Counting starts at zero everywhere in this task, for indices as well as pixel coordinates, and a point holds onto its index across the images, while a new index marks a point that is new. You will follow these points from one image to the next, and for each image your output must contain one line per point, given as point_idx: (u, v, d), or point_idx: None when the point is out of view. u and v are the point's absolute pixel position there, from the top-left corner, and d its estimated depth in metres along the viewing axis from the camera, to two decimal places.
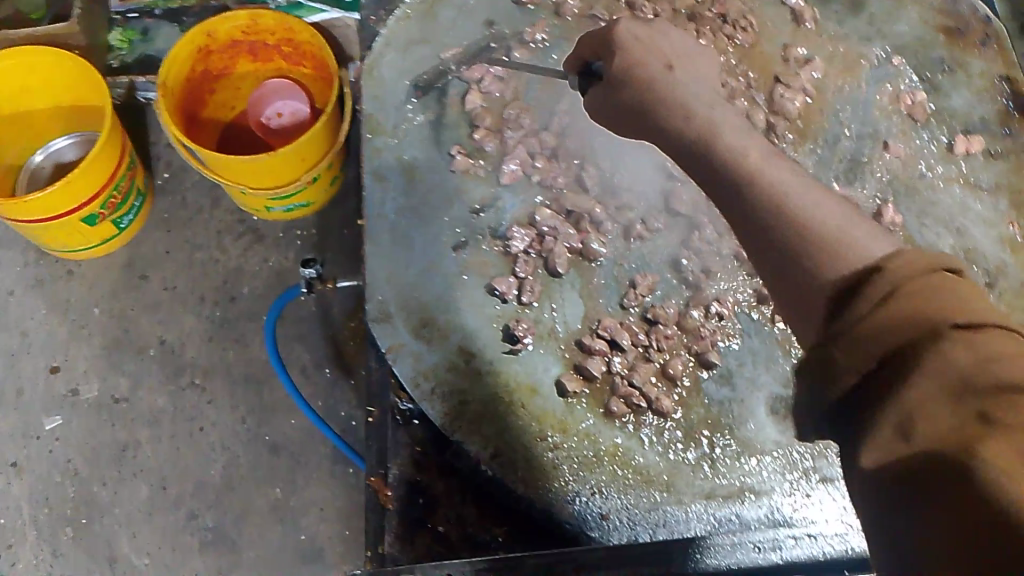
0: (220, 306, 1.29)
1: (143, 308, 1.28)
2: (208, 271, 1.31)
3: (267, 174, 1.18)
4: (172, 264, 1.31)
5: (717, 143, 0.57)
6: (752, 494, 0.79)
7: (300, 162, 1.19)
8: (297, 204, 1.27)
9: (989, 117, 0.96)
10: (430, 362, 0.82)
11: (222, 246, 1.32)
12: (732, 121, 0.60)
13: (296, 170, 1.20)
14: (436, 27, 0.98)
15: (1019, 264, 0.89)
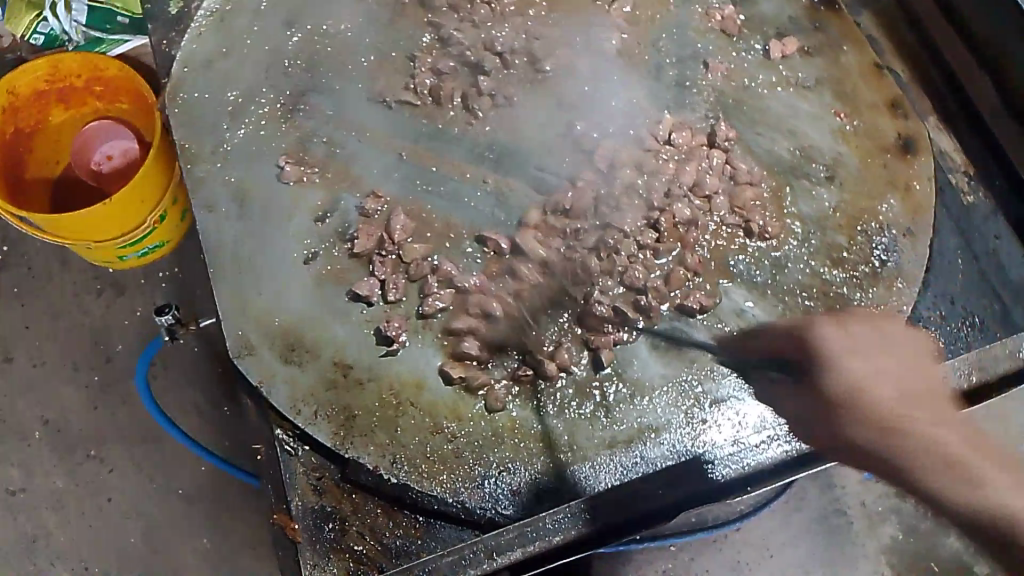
0: (96, 369, 1.21)
1: (16, 392, 1.20)
2: (73, 335, 1.23)
3: (109, 225, 1.10)
4: (33, 339, 1.23)
5: (869, 393, 0.58)
6: (651, 433, 0.80)
7: (140, 204, 1.12)
8: (150, 247, 1.20)
9: (797, 16, 0.99)
10: (307, 383, 0.79)
11: (82, 307, 1.24)
12: (871, 349, 0.59)
13: (142, 210, 1.13)
14: (237, 37, 0.93)
15: (852, 150, 0.92)
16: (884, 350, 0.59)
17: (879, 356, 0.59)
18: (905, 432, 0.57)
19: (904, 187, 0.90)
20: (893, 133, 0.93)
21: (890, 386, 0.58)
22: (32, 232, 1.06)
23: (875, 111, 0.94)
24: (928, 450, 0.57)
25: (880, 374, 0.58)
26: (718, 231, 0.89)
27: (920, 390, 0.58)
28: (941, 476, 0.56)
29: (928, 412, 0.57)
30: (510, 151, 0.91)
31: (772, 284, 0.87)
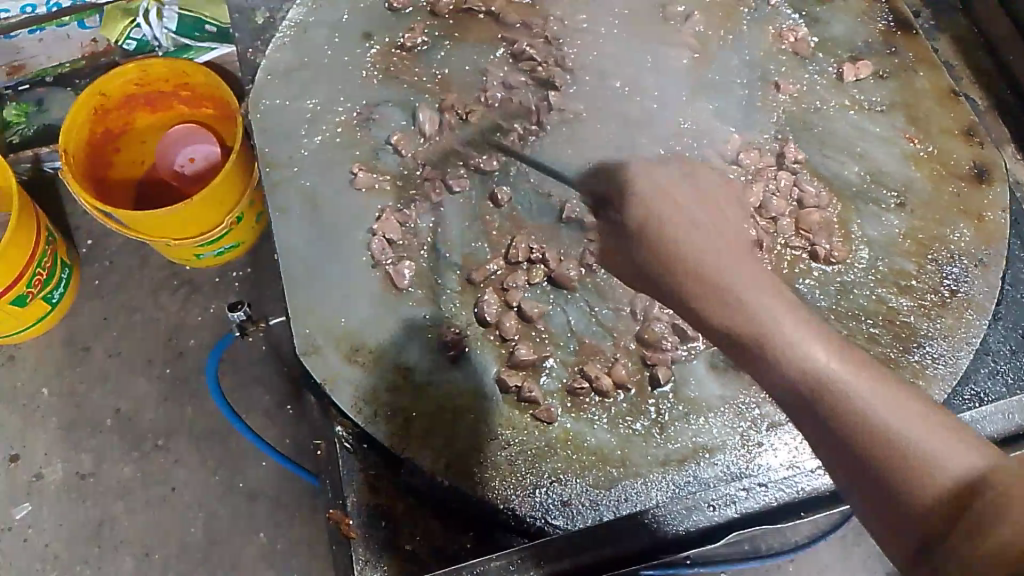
0: (169, 363, 1.27)
1: (93, 381, 1.26)
2: (151, 330, 1.29)
3: (189, 223, 1.16)
4: (113, 332, 1.28)
5: (694, 259, 0.62)
6: (706, 452, 0.80)
7: (219, 205, 1.17)
8: (226, 246, 1.26)
9: (871, 40, 0.98)
10: (368, 385, 0.81)
11: (160, 304, 1.30)
12: (708, 231, 0.64)
13: (219, 212, 1.18)
14: (317, 51, 0.98)
15: (924, 176, 0.90)
16: (711, 214, 0.66)
17: (706, 229, 0.64)
18: (782, 351, 0.58)
19: (977, 215, 0.88)
20: (967, 160, 0.91)
21: (743, 275, 0.61)
22: (117, 229, 1.12)
23: (949, 136, 0.92)
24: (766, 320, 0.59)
25: (732, 259, 0.62)
26: (783, 253, 0.87)
27: (715, 239, 0.63)
28: (803, 362, 0.57)
29: (798, 327, 0.58)
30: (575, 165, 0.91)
31: (835, 308, 0.85)
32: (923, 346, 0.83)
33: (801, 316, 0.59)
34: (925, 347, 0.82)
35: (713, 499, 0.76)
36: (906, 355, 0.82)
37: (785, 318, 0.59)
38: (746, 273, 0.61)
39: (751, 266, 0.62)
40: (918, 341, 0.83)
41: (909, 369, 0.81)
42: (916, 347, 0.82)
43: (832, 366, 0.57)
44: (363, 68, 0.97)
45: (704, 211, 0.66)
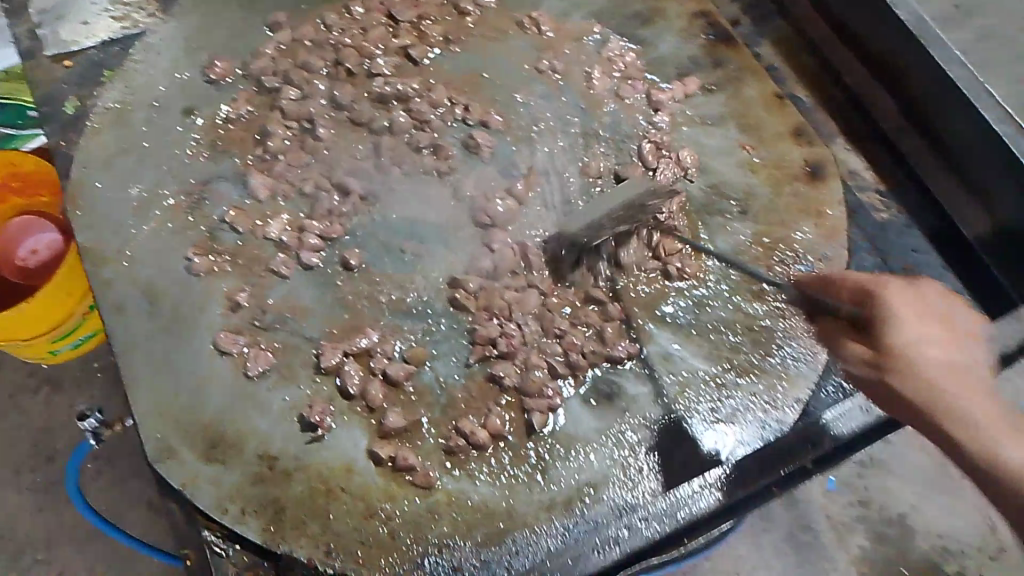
0: (38, 469, 1.27)
1: None
2: (15, 436, 1.29)
3: (42, 320, 1.15)
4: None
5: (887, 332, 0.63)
6: (590, 488, 0.78)
7: (70, 297, 1.17)
8: (84, 336, 1.26)
9: (697, 55, 1.01)
10: (232, 481, 0.77)
11: (20, 408, 1.30)
12: (922, 327, 0.62)
13: (68, 303, 1.17)
14: (135, 133, 0.92)
15: (763, 181, 0.93)
16: (923, 314, 0.63)
17: (919, 307, 0.63)
18: (908, 357, 0.62)
19: (817, 212, 0.91)
20: (800, 159, 0.94)
21: (918, 327, 0.62)
22: None
23: (780, 140, 0.96)
24: (935, 380, 0.61)
25: (919, 332, 0.62)
26: (635, 272, 0.88)
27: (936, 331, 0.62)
28: (964, 419, 0.60)
29: (977, 400, 0.61)
30: (418, 218, 0.90)
31: (696, 323, 0.86)
32: (784, 349, 0.85)
33: (948, 351, 0.62)
34: (785, 349, 0.85)
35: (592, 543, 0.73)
36: (767, 359, 0.84)
37: (924, 349, 0.62)
38: (940, 356, 0.61)
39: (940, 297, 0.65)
40: (777, 345, 0.85)
41: (772, 372, 0.83)
42: (777, 350, 0.84)
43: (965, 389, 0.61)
44: (187, 146, 0.92)
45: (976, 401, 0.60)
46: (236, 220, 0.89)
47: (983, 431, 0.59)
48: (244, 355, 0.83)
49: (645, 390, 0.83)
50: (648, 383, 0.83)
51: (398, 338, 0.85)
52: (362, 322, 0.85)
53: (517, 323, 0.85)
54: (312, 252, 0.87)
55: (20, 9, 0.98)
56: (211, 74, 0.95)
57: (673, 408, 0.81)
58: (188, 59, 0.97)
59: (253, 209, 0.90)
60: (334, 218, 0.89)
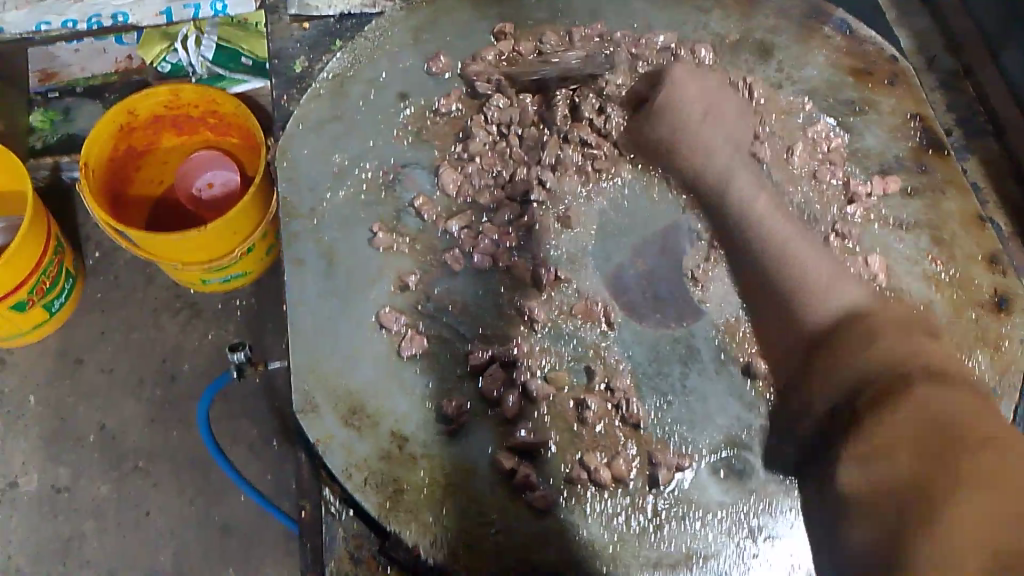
0: (160, 386, 1.30)
1: (81, 394, 1.29)
2: (147, 350, 1.33)
3: (202, 250, 1.19)
4: (107, 349, 1.32)
5: (788, 242, 0.75)
6: (699, 558, 0.77)
7: (233, 235, 1.20)
8: (233, 274, 1.29)
9: (902, 156, 0.98)
10: (363, 451, 0.79)
11: (159, 326, 1.34)
12: (820, 261, 0.74)
13: (230, 242, 1.21)
14: (351, 105, 0.97)
15: (945, 301, 0.90)
16: (837, 272, 0.73)
17: (803, 254, 0.75)
18: (828, 329, 0.70)
19: (994, 345, 0.87)
20: (988, 288, 0.90)
21: (811, 257, 0.75)
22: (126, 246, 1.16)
23: (971, 263, 0.92)
24: (820, 329, 0.71)
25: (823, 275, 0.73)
26: None
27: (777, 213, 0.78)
28: (859, 370, 0.63)
29: (818, 261, 0.74)
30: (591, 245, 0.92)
31: None
32: None
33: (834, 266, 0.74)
34: None
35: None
36: None
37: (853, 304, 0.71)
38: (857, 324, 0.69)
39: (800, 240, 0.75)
40: None
41: None
42: None
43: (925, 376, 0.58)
44: (395, 128, 0.96)
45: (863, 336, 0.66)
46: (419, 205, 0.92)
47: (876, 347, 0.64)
48: (400, 335, 0.86)
49: (777, 479, 0.81)
50: (781, 472, 0.81)
51: (547, 359, 0.86)
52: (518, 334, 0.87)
53: (669, 375, 0.85)
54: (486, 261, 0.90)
55: None
56: (432, 67, 1.00)
57: (802, 503, 0.80)
58: (412, 47, 1.01)
59: (444, 203, 0.94)
60: (514, 233, 0.92)
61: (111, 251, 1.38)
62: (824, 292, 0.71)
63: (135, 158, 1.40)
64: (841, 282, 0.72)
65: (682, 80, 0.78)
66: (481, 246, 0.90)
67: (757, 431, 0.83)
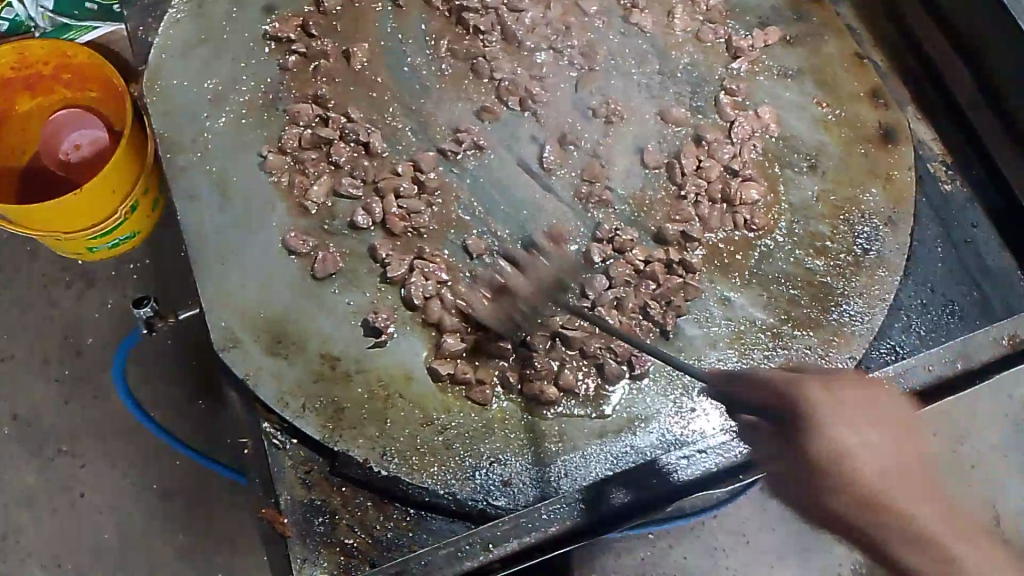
0: (67, 362, 1.24)
1: None
2: (45, 328, 1.26)
3: (79, 217, 1.12)
4: (3, 335, 1.25)
5: (853, 461, 0.57)
6: (641, 422, 0.80)
7: (110, 197, 1.13)
8: (121, 237, 1.21)
9: (780, 7, 0.99)
10: (295, 376, 0.78)
11: (53, 303, 1.27)
12: (855, 419, 0.58)
13: (110, 202, 1.13)
14: (215, 26, 0.91)
15: (835, 141, 0.93)
16: (875, 420, 0.58)
17: (839, 403, 0.58)
18: (883, 518, 0.58)
19: (885, 176, 0.91)
20: (875, 122, 0.94)
21: (861, 436, 0.58)
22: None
23: (856, 101, 0.95)
24: (902, 502, 0.58)
25: (854, 431, 0.58)
26: (709, 223, 0.89)
27: (884, 446, 0.58)
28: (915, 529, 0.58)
29: (890, 455, 0.58)
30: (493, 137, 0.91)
31: (757, 272, 0.87)
32: (842, 305, 0.85)
33: (863, 444, 0.58)
34: (844, 306, 0.85)
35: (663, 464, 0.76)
36: (826, 315, 0.85)
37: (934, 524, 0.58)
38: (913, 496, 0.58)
39: (878, 411, 0.59)
40: (836, 302, 0.85)
41: (829, 328, 0.84)
42: (835, 306, 0.85)
43: (954, 518, 0.59)
44: (266, 45, 0.92)
45: (869, 425, 0.58)
46: (309, 121, 0.89)
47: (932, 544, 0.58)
48: (312, 256, 0.83)
49: (701, 334, 0.84)
50: (705, 328, 0.84)
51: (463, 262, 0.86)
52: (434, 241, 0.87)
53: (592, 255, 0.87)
54: (381, 201, 0.87)
55: None
56: None
57: (729, 353, 0.83)
58: None
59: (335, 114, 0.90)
60: (410, 146, 0.90)
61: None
62: (904, 493, 0.58)
63: None
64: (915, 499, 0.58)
65: (842, 444, 0.57)
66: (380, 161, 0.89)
67: (680, 291, 0.85)
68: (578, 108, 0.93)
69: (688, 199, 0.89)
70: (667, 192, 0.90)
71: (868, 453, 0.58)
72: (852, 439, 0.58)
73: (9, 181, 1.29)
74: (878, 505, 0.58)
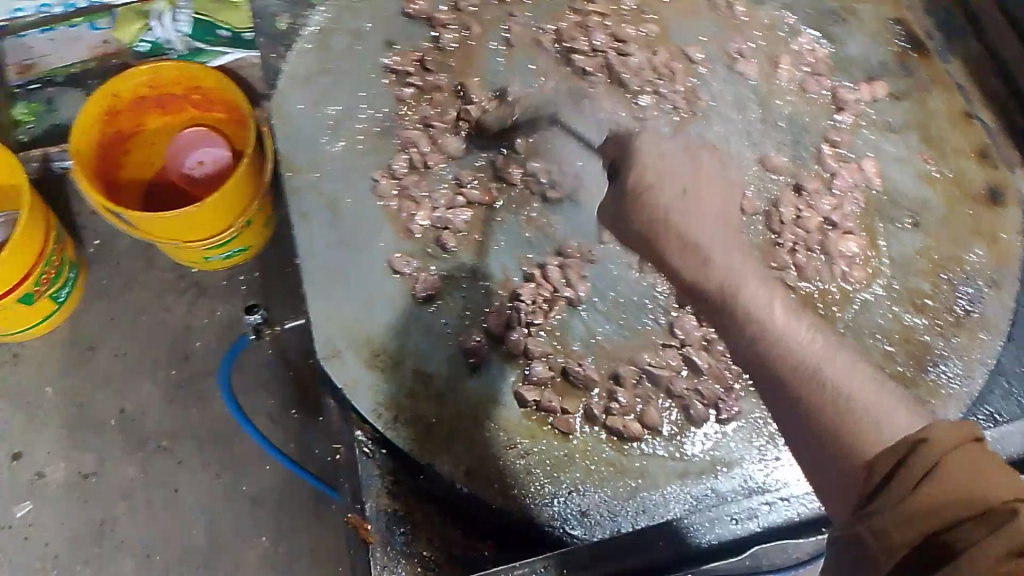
0: (174, 365, 1.31)
1: (96, 382, 1.29)
2: (156, 331, 1.32)
3: (200, 228, 1.20)
4: (117, 335, 1.32)
5: (702, 264, 0.76)
6: (724, 466, 0.81)
7: (227, 213, 1.20)
8: (234, 250, 1.29)
9: (886, 60, 1.00)
10: (389, 391, 0.82)
11: (166, 307, 1.34)
12: (683, 192, 0.79)
13: (226, 217, 1.21)
14: (338, 58, 0.98)
15: (939, 197, 0.92)
16: (696, 184, 0.80)
17: (689, 183, 0.79)
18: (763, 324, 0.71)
19: (991, 236, 0.90)
20: (982, 181, 0.93)
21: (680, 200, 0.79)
22: (128, 229, 1.16)
23: (962, 157, 0.94)
24: (742, 294, 0.74)
25: (665, 179, 0.80)
26: (806, 275, 0.88)
27: (717, 239, 0.76)
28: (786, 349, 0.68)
29: (729, 268, 0.75)
30: (595, 171, 0.94)
31: (853, 324, 0.86)
32: (938, 365, 0.84)
33: (779, 307, 0.74)
34: (940, 366, 0.84)
35: (735, 513, 0.76)
36: (922, 373, 0.83)
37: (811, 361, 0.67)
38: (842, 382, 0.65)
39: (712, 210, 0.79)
40: (933, 361, 0.84)
41: (925, 387, 0.83)
42: (931, 365, 0.84)
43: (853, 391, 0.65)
44: (385, 77, 0.98)
45: (705, 225, 0.78)
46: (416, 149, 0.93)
47: (870, 408, 0.63)
48: (413, 278, 0.87)
49: None
50: None
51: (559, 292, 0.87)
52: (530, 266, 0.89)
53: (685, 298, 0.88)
54: (485, 228, 0.91)
55: None
56: (411, 11, 1.01)
57: None
58: None
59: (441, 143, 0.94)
60: (514, 177, 0.93)
61: (112, 237, 1.37)
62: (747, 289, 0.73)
63: (123, 143, 1.40)
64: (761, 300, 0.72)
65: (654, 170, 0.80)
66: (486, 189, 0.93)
67: None
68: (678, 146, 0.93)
69: (784, 246, 0.89)
70: (764, 237, 0.90)
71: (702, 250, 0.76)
72: (667, 205, 0.79)
73: (137, 193, 1.41)
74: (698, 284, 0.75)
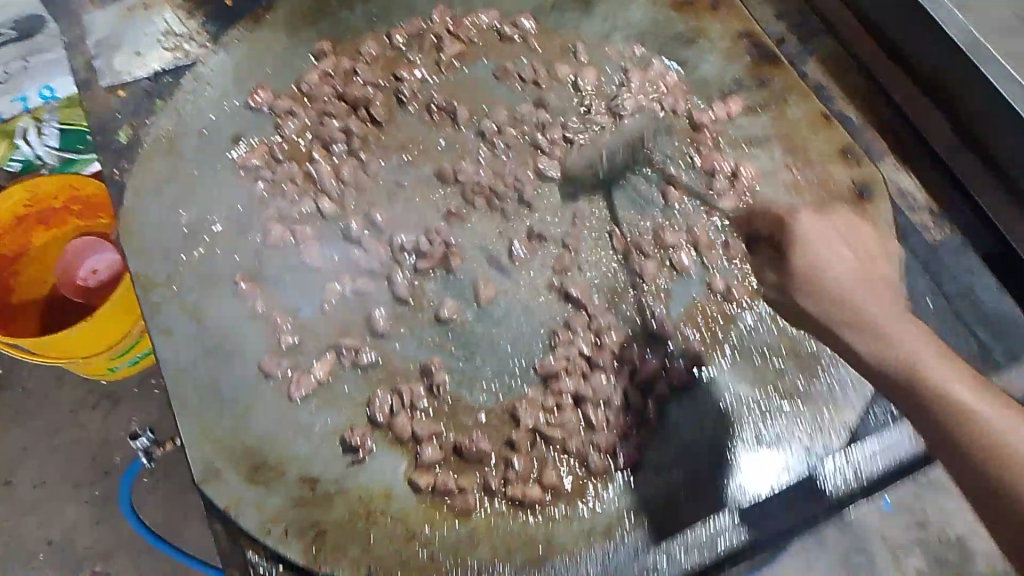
0: (95, 485, 1.28)
1: (17, 513, 1.25)
2: (72, 454, 1.30)
3: (98, 341, 1.15)
4: (36, 461, 1.29)
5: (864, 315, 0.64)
6: (629, 517, 0.76)
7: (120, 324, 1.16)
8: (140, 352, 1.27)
9: (741, 76, 0.99)
10: (274, 503, 0.76)
11: (79, 425, 1.31)
12: (882, 298, 0.65)
13: (121, 325, 1.16)
14: (181, 160, 0.92)
15: (810, 203, 0.91)
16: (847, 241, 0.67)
17: (877, 293, 0.65)
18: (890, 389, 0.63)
19: None
20: (849, 180, 0.90)
21: (844, 274, 0.65)
22: (26, 355, 1.09)
23: (829, 160, 0.92)
24: (889, 333, 0.63)
25: (835, 267, 0.65)
26: (691, 302, 0.88)
27: (892, 311, 0.64)
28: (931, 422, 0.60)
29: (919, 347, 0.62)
30: (472, 232, 0.92)
31: (739, 348, 0.86)
32: (828, 374, 0.82)
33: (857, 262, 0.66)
34: (831, 375, 0.82)
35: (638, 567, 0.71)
36: (815, 385, 0.82)
37: (920, 353, 0.62)
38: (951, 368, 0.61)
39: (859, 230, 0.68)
40: (823, 370, 0.83)
41: (820, 399, 0.81)
42: (822, 375, 0.82)
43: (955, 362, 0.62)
44: (235, 172, 0.94)
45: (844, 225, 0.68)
46: (280, 244, 0.91)
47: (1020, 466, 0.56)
48: (288, 378, 0.85)
49: (690, 418, 0.82)
50: (692, 412, 0.82)
51: (447, 372, 0.85)
52: (411, 347, 0.87)
53: (581, 344, 0.86)
54: (366, 314, 0.88)
55: (76, 40, 1.00)
56: (252, 100, 0.97)
57: (717, 435, 0.80)
58: (232, 86, 0.96)
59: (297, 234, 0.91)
60: (382, 256, 0.90)
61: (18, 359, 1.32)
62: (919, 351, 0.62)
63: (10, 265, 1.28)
64: (927, 353, 0.62)
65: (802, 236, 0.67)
66: (360, 274, 0.90)
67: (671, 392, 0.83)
68: (543, 199, 0.94)
69: (651, 281, 0.89)
70: (640, 271, 0.89)
71: (898, 329, 0.63)
72: (823, 241, 0.66)
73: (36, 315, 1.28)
74: (862, 344, 0.64)
